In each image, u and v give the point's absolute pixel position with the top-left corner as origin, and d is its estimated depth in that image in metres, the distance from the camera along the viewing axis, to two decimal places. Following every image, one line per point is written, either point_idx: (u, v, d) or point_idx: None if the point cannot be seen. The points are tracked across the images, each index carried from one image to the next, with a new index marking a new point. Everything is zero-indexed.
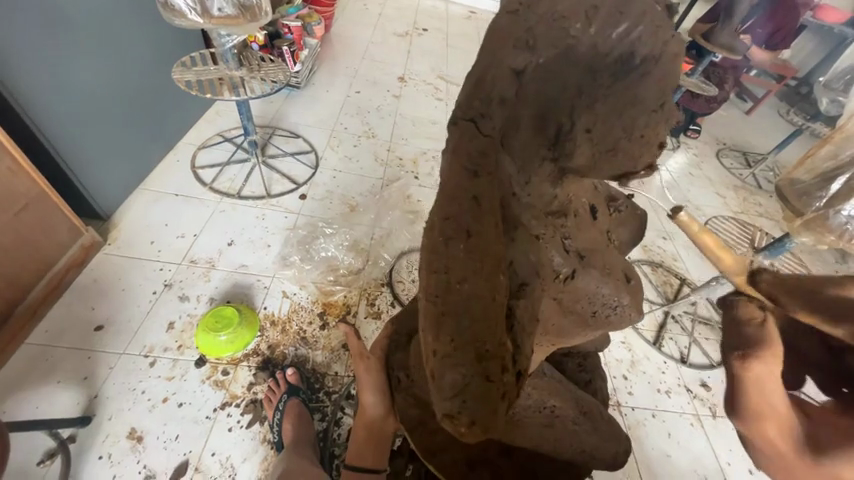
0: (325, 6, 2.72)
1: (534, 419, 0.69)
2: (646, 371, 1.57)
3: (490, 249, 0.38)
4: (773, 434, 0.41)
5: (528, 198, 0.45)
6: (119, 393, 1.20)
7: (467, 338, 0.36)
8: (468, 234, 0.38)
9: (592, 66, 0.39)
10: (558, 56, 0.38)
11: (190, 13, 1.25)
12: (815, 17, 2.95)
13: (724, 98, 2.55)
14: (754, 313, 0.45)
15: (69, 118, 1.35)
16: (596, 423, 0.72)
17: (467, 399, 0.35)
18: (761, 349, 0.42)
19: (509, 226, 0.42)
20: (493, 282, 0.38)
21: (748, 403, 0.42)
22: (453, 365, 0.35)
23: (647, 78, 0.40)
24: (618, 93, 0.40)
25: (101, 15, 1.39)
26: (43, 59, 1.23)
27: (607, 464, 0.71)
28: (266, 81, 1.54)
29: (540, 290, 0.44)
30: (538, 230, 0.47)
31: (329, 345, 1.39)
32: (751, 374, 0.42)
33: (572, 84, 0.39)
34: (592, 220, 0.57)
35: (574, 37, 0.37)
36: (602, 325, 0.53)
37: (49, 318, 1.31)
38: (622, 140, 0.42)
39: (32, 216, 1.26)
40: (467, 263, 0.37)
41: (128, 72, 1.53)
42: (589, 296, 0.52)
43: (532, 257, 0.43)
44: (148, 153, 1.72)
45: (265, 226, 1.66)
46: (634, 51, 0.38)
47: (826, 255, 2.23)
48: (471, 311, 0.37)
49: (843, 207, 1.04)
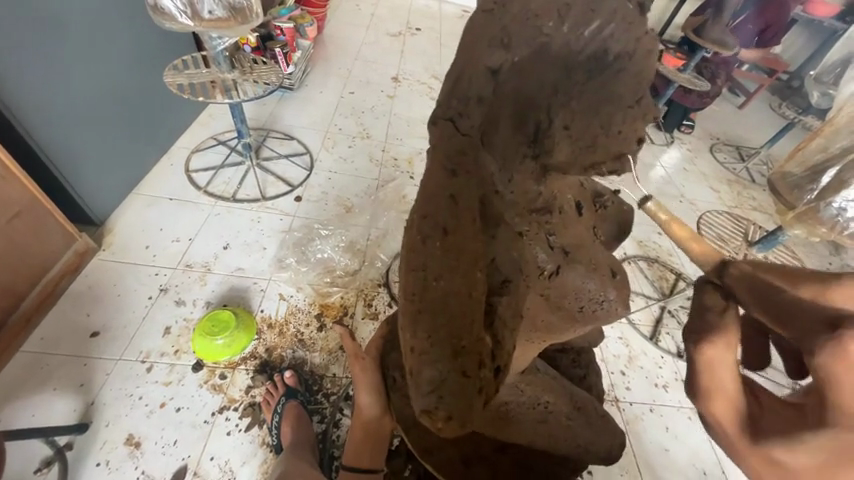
0: (318, 7, 2.71)
1: (529, 415, 0.69)
2: (643, 366, 1.58)
3: (467, 247, 0.39)
4: (720, 411, 0.42)
5: (511, 195, 0.46)
6: (116, 399, 1.20)
7: (443, 334, 0.37)
8: (445, 232, 0.39)
9: (567, 62, 0.39)
10: (533, 55, 0.38)
11: (180, 16, 1.25)
12: (805, 12, 2.98)
13: (717, 93, 2.56)
14: (717, 303, 0.47)
15: (59, 120, 1.33)
16: (591, 417, 0.73)
17: (443, 396, 0.37)
18: (713, 335, 0.45)
19: (490, 223, 0.42)
20: (470, 279, 0.38)
21: (696, 381, 0.44)
22: (431, 362, 0.37)
23: (622, 74, 0.40)
24: (593, 89, 0.41)
25: (90, 18, 1.38)
26: (29, 61, 1.21)
27: (602, 456, 0.73)
28: (259, 83, 1.53)
29: (523, 286, 0.45)
30: (522, 227, 0.48)
31: (326, 347, 1.39)
32: (704, 355, 0.44)
33: (549, 83, 0.40)
34: (579, 216, 0.57)
35: (547, 35, 0.38)
36: (591, 319, 0.53)
37: (45, 325, 1.30)
38: (599, 136, 0.42)
39: (24, 223, 1.25)
40: (444, 260, 0.38)
41: (118, 74, 1.52)
42: (575, 291, 0.52)
43: (515, 254, 0.44)
44: (141, 156, 1.71)
45: (260, 229, 1.66)
46: (607, 48, 0.39)
47: (820, 247, 2.25)
48: (448, 309, 0.38)
49: (833, 199, 1.05)
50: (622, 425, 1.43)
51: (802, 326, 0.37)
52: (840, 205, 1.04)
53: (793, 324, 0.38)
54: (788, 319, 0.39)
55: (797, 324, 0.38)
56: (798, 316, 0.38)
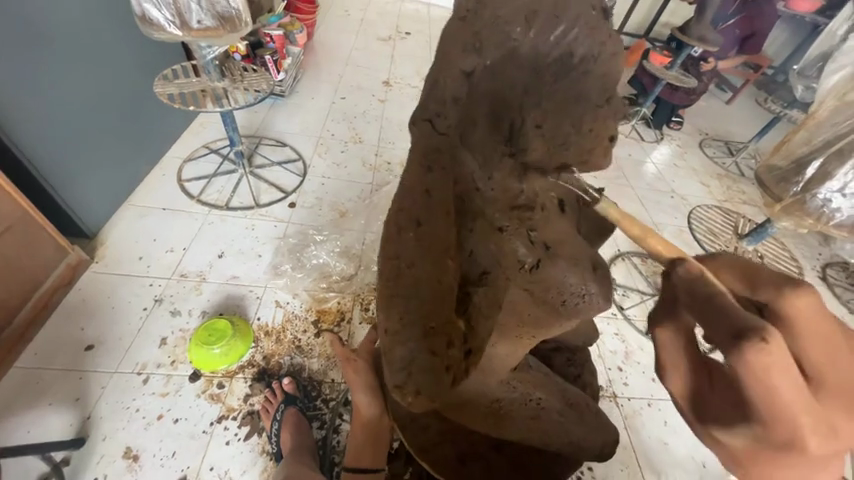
0: (307, 14, 2.74)
1: (520, 411, 0.68)
2: (640, 362, 1.60)
3: (440, 236, 0.41)
4: (674, 386, 0.47)
5: (490, 192, 0.48)
6: (113, 413, 1.19)
7: (416, 316, 0.39)
8: (417, 224, 0.40)
9: (536, 65, 0.42)
10: (503, 58, 0.41)
11: (170, 26, 1.25)
12: (787, 8, 3.06)
13: (703, 90, 2.64)
14: (666, 292, 0.47)
15: (49, 134, 1.33)
16: (582, 412, 0.74)
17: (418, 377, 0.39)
18: (668, 321, 0.46)
19: (467, 217, 0.45)
20: (441, 266, 0.40)
21: (659, 359, 0.48)
22: (403, 341, 0.39)
23: (588, 76, 0.44)
24: (561, 90, 0.45)
25: (79, 29, 1.37)
26: (16, 75, 1.20)
27: (595, 451, 0.74)
28: (250, 91, 1.54)
29: (503, 276, 0.48)
30: (502, 222, 0.49)
31: (325, 353, 1.39)
32: (660, 340, 0.47)
33: (519, 84, 0.43)
34: (560, 210, 0.58)
35: (515, 41, 0.40)
36: (579, 311, 0.52)
37: (38, 340, 1.29)
38: (573, 136, 0.47)
39: (16, 236, 1.23)
40: (417, 249, 0.40)
41: (108, 85, 1.52)
42: (558, 286, 0.51)
43: (492, 246, 0.47)
44: (134, 167, 1.70)
45: (255, 236, 1.66)
46: (572, 51, 0.42)
47: (808, 238, 2.29)
48: (420, 294, 0.40)
49: (817, 191, 1.16)
50: (621, 420, 1.44)
51: (716, 333, 0.37)
52: (824, 196, 1.15)
53: (714, 336, 0.37)
54: (708, 322, 0.38)
55: (718, 330, 0.37)
56: (714, 318, 0.38)
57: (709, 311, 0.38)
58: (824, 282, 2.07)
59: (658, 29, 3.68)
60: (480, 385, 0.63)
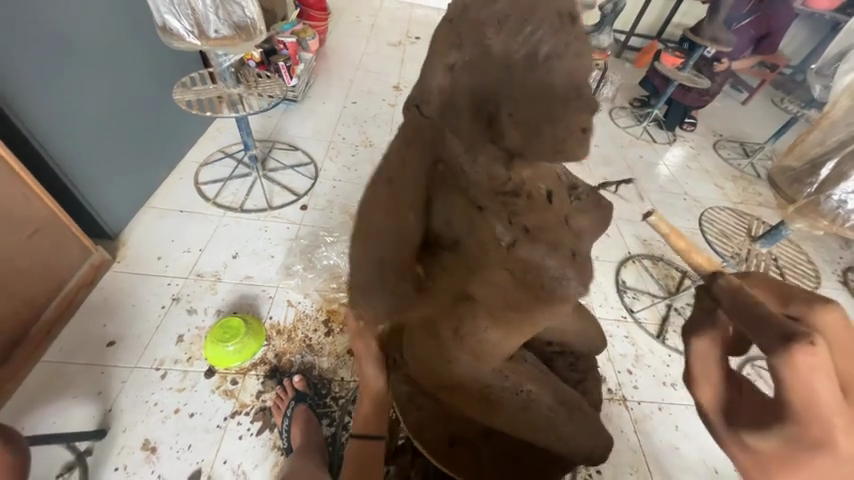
0: (319, 21, 2.80)
1: (511, 400, 0.71)
2: (650, 365, 1.58)
3: (405, 195, 0.54)
4: (704, 396, 0.49)
5: (473, 174, 0.53)
6: (133, 406, 1.23)
7: (370, 257, 0.59)
8: (388, 181, 0.55)
9: (507, 61, 0.45)
10: (478, 55, 0.46)
11: (189, 36, 1.30)
12: (805, 6, 3.00)
13: (717, 91, 2.62)
14: (705, 304, 0.52)
15: (77, 140, 1.40)
16: (573, 410, 0.76)
17: (379, 295, 0.60)
18: (704, 332, 0.51)
19: (444, 183, 0.55)
20: (401, 217, 0.55)
21: (689, 369, 0.51)
22: (360, 269, 0.60)
23: (553, 73, 0.45)
24: (533, 85, 0.45)
25: (104, 40, 1.45)
26: (45, 84, 1.27)
27: (580, 454, 0.78)
28: (263, 97, 1.59)
29: (480, 250, 0.55)
30: (484, 202, 0.54)
31: (334, 351, 1.42)
32: (695, 350, 0.51)
33: (495, 79, 0.47)
34: (549, 202, 0.58)
35: (488, 40, 0.45)
36: (556, 297, 0.56)
37: (64, 335, 1.35)
38: (545, 125, 0.47)
39: (44, 237, 1.30)
40: (381, 202, 0.55)
41: (131, 92, 1.59)
42: (537, 268, 0.55)
43: (464, 219, 0.55)
44: (153, 171, 1.77)
45: (267, 237, 1.71)
46: (537, 48, 0.44)
47: (828, 241, 2.23)
48: (378, 235, 0.56)
49: (832, 192, 1.15)
50: (631, 424, 1.43)
51: (763, 334, 0.41)
52: (840, 198, 1.14)
53: (759, 335, 0.41)
54: (754, 325, 0.42)
55: (763, 332, 0.41)
56: (756, 320, 0.42)
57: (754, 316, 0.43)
58: (845, 286, 2.01)
59: (671, 30, 3.64)
60: (472, 368, 0.69)
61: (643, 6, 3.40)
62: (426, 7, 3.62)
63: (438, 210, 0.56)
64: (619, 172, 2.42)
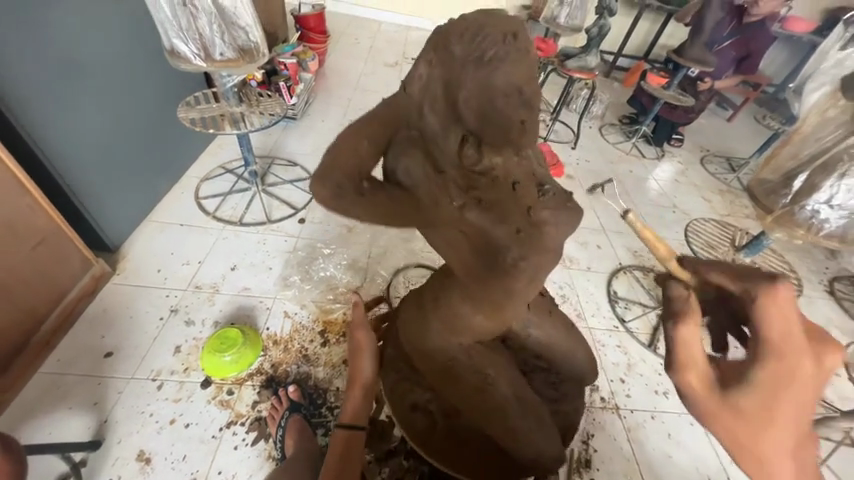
0: (319, 43, 2.93)
1: (470, 377, 0.80)
2: (642, 374, 1.61)
3: (380, 129, 0.61)
4: (693, 379, 0.48)
5: (442, 148, 0.62)
6: (129, 417, 1.24)
7: (343, 157, 0.58)
8: (371, 118, 0.62)
9: (464, 61, 0.58)
10: (441, 58, 0.59)
11: (195, 58, 1.37)
12: (783, 29, 3.16)
13: (701, 108, 2.73)
14: (681, 292, 0.55)
15: (83, 156, 1.44)
16: (529, 409, 0.82)
17: (337, 190, 0.56)
18: (684, 317, 0.52)
19: (414, 137, 0.62)
20: (373, 143, 0.60)
21: (674, 356, 0.50)
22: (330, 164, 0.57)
23: (497, 71, 0.58)
24: (481, 77, 0.58)
25: (115, 61, 1.52)
26: (57, 102, 1.33)
27: (529, 459, 0.80)
28: (265, 114, 1.66)
29: (430, 204, 0.63)
30: (447, 170, 0.63)
31: (330, 361, 1.44)
32: (679, 335, 0.51)
33: (453, 75, 0.59)
34: (512, 189, 0.66)
35: (451, 49, 0.58)
36: (501, 268, 0.64)
37: (62, 346, 1.36)
38: (492, 114, 0.60)
39: (48, 248, 1.33)
40: (364, 127, 0.61)
41: (138, 110, 1.66)
42: (482, 232, 0.64)
43: (422, 171, 0.62)
44: (155, 186, 1.82)
45: (265, 250, 1.74)
46: (483, 51, 0.57)
47: (815, 252, 2.29)
48: (355, 146, 0.59)
49: (805, 202, 1.22)
50: (624, 432, 1.44)
51: (750, 281, 0.51)
52: (813, 208, 1.21)
53: (743, 281, 0.52)
54: (740, 278, 0.52)
55: (747, 279, 0.51)
56: (743, 276, 0.52)
57: (737, 272, 0.54)
58: (831, 296, 2.06)
59: (656, 51, 3.81)
60: (444, 342, 0.81)
61: (629, 29, 3.58)
62: (422, 30, 3.80)
63: (397, 156, 0.62)
64: (609, 185, 2.50)
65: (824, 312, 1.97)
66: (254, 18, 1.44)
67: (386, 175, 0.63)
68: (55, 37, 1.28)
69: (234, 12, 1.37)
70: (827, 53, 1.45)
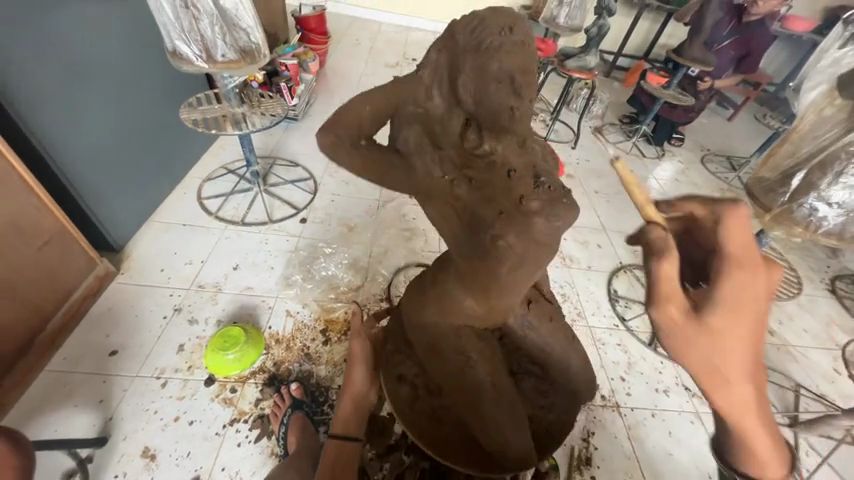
0: (319, 44, 2.95)
1: (450, 360, 0.80)
2: (642, 372, 1.61)
3: (391, 100, 0.68)
4: (672, 310, 0.51)
5: (440, 126, 0.69)
6: (133, 414, 1.26)
7: (352, 117, 0.67)
8: (387, 88, 0.68)
9: (462, 49, 0.64)
10: (446, 47, 0.66)
11: (197, 60, 1.39)
12: (783, 28, 3.16)
13: (701, 107, 2.74)
14: (662, 232, 0.54)
15: (87, 156, 1.46)
16: (506, 398, 0.78)
17: (338, 146, 0.66)
18: (667, 253, 0.52)
19: (419, 112, 0.69)
20: (382, 110, 0.68)
21: (657, 291, 0.52)
22: (341, 121, 0.67)
23: (492, 55, 0.63)
24: (480, 62, 0.63)
25: (119, 63, 1.54)
26: (62, 103, 1.35)
27: (494, 448, 0.76)
28: (266, 115, 1.68)
29: (421, 172, 0.71)
30: (443, 146, 0.70)
31: (332, 360, 1.46)
32: (663, 272, 0.51)
33: (454, 61, 0.65)
34: (507, 178, 0.70)
35: (455, 37, 0.65)
36: (485, 250, 0.68)
37: (68, 345, 1.38)
38: (485, 98, 0.65)
39: (54, 248, 1.35)
40: (378, 94, 0.68)
41: (141, 111, 1.67)
42: (468, 207, 0.69)
43: (417, 144, 0.69)
44: (158, 186, 1.84)
45: (267, 249, 1.76)
46: (481, 40, 0.63)
47: (816, 251, 2.29)
48: (364, 109, 0.67)
49: (803, 201, 1.22)
50: (624, 430, 1.45)
51: (719, 206, 0.56)
52: (811, 205, 1.21)
53: (714, 208, 0.56)
54: (707, 205, 0.57)
55: (712, 205, 0.57)
56: (712, 204, 0.56)
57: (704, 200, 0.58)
58: (832, 295, 2.06)
59: (656, 50, 3.82)
60: (437, 319, 0.83)
61: (629, 29, 3.59)
62: (422, 31, 3.84)
63: (400, 126, 0.70)
64: (609, 184, 2.51)
65: (825, 310, 1.98)
66: (255, 21, 1.46)
67: (390, 142, 0.72)
68: (60, 39, 1.30)
69: (235, 13, 1.39)
70: (824, 53, 1.46)
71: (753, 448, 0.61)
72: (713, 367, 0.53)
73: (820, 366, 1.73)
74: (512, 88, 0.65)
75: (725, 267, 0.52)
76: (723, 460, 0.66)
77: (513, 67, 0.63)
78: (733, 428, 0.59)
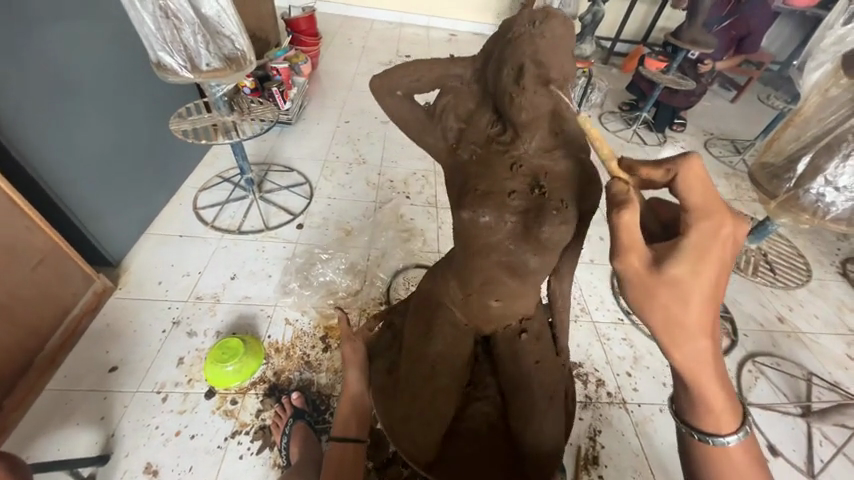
0: (310, 45, 2.91)
1: (413, 329, 0.86)
2: (649, 366, 1.58)
3: (436, 75, 0.71)
4: (634, 260, 0.55)
5: (464, 112, 0.72)
6: (135, 431, 1.25)
7: (402, 73, 0.71)
8: (432, 66, 0.70)
9: (498, 42, 0.66)
10: (493, 40, 0.68)
11: (182, 70, 1.35)
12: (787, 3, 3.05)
13: (703, 91, 2.67)
14: (621, 189, 0.57)
15: (77, 173, 1.45)
16: (434, 383, 0.82)
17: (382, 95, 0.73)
18: (628, 205, 0.55)
19: (454, 93, 0.72)
20: (433, 79, 0.71)
21: (620, 241, 0.56)
22: (393, 71, 0.72)
23: (516, 46, 0.63)
24: (509, 48, 0.64)
25: (105, 77, 1.52)
26: (48, 120, 1.33)
27: (400, 414, 0.85)
28: (256, 122, 1.66)
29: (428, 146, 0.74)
30: (459, 126, 0.73)
31: (332, 367, 1.44)
32: (625, 223, 0.54)
33: (490, 53, 0.68)
34: (510, 170, 0.69)
35: (500, 31, 0.67)
36: (471, 238, 0.73)
37: (68, 364, 1.38)
38: (499, 86, 0.65)
39: (48, 267, 1.34)
40: (426, 68, 0.70)
41: (128, 124, 1.65)
42: (462, 186, 0.73)
43: (441, 113, 0.73)
44: (153, 196, 1.83)
45: (264, 257, 1.75)
46: (512, 29, 0.64)
47: (825, 233, 2.23)
48: (413, 73, 0.71)
49: (810, 186, 1.18)
50: (632, 427, 1.42)
51: (668, 167, 0.56)
52: (817, 191, 1.18)
53: (667, 168, 0.56)
54: (662, 164, 0.57)
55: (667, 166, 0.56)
56: (665, 163, 0.57)
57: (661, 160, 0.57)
58: (844, 278, 2.01)
59: (655, 34, 3.73)
60: (430, 284, 0.86)
61: (626, 13, 3.51)
62: (416, 26, 3.80)
63: (440, 97, 0.73)
64: None
65: (837, 295, 1.92)
66: (240, 28, 1.44)
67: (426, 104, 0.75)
68: (43, 55, 1.29)
69: (218, 21, 1.39)
70: (828, 28, 1.41)
71: (711, 404, 0.62)
72: (673, 311, 0.56)
73: (833, 353, 1.69)
74: (517, 78, 0.63)
75: (688, 221, 0.55)
76: (682, 418, 0.66)
77: (526, 54, 0.62)
78: (693, 380, 0.61)
